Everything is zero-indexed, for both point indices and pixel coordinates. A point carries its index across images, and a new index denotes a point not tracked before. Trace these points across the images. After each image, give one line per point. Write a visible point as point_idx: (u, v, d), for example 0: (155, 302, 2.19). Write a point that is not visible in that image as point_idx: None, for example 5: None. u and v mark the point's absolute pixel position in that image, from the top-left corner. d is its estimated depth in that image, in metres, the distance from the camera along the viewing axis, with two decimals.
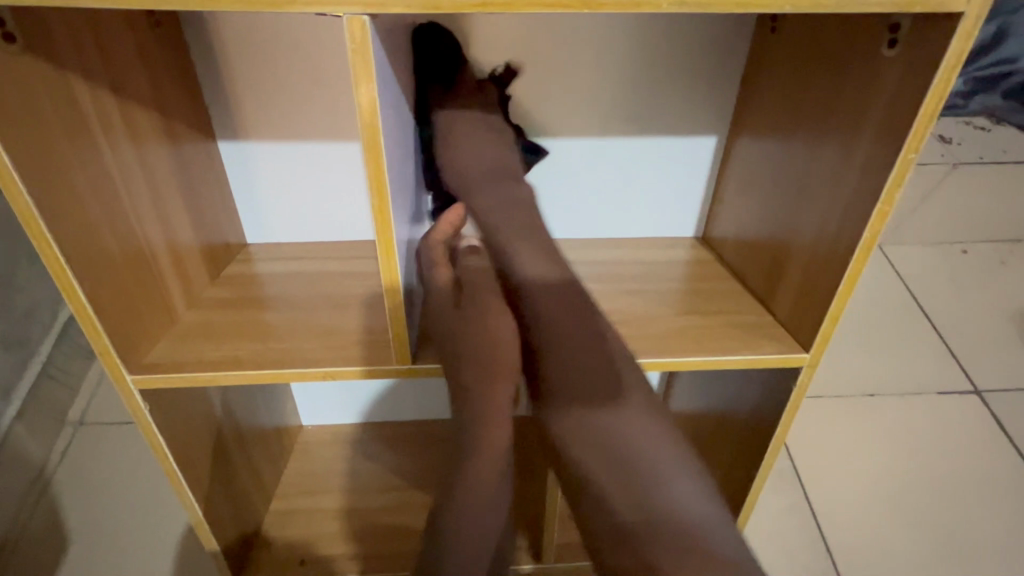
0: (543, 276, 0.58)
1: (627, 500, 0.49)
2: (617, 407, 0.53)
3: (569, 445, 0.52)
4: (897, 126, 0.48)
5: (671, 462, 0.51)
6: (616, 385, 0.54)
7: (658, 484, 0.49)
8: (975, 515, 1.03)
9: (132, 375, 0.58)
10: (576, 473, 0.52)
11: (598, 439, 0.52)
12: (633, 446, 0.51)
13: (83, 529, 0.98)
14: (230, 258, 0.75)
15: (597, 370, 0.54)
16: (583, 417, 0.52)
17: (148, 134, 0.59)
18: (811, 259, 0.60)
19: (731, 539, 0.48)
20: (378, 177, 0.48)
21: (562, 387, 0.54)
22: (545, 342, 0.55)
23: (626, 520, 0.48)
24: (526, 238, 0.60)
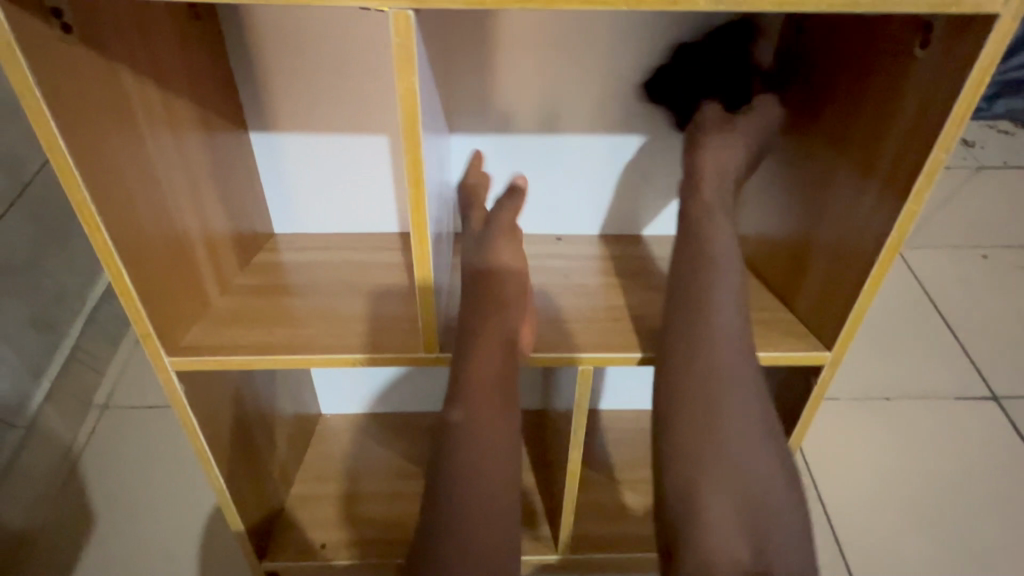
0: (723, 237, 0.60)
1: (741, 538, 0.51)
2: (748, 438, 0.54)
3: (692, 465, 0.53)
4: (926, 127, 0.49)
5: (786, 506, 0.53)
6: (750, 424, 0.55)
7: (774, 524, 0.52)
8: (991, 521, 1.03)
9: (169, 356, 0.60)
10: (688, 442, 0.54)
11: (721, 467, 0.53)
12: (742, 429, 0.54)
13: (111, 508, 1.01)
14: (258, 247, 0.77)
15: (739, 399, 0.55)
16: (705, 388, 0.55)
17: (186, 121, 0.61)
18: (835, 258, 0.60)
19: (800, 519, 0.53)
20: (416, 164, 0.50)
21: (695, 408, 0.55)
22: (705, 371, 0.55)
23: (731, 508, 0.52)
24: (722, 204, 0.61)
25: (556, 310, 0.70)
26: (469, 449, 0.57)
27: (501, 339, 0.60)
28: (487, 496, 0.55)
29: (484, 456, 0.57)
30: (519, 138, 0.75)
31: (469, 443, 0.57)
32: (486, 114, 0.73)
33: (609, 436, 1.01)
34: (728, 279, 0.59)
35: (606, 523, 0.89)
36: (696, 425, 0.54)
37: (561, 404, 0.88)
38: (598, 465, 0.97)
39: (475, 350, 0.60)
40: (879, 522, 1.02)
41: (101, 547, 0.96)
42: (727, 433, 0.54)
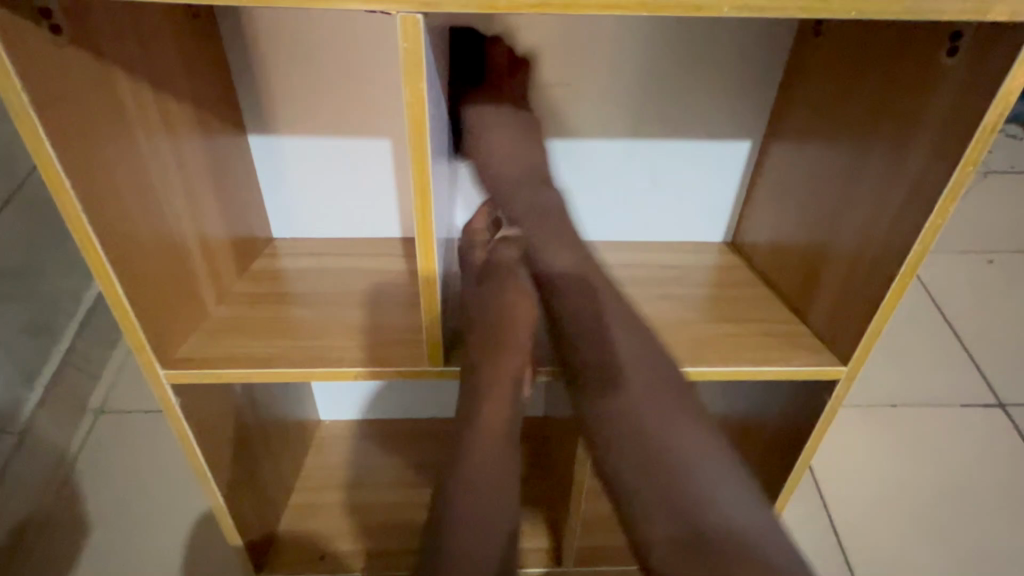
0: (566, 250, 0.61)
1: (663, 502, 0.48)
2: (654, 408, 0.53)
3: (608, 442, 0.53)
4: (953, 139, 0.47)
5: (712, 464, 0.49)
6: (648, 396, 0.53)
7: (704, 485, 0.48)
8: (1000, 532, 1.01)
9: (164, 369, 0.58)
10: (614, 459, 0.52)
11: (627, 440, 0.52)
12: (664, 439, 0.51)
13: (105, 514, 0.99)
14: (257, 253, 0.75)
15: (634, 373, 0.54)
16: (609, 401, 0.54)
17: (183, 124, 0.59)
18: (852, 270, 0.58)
19: (778, 541, 0.46)
20: (422, 175, 0.48)
21: (607, 419, 0.53)
22: (603, 382, 0.55)
23: (662, 524, 0.47)
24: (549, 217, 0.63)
25: None
26: (469, 473, 0.56)
27: (512, 344, 0.60)
28: (483, 515, 0.54)
29: (484, 480, 0.56)
30: None
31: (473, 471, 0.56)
32: None
33: None
34: (556, 261, 0.61)
35: (611, 535, 0.88)
36: (614, 435, 0.52)
37: (565, 413, 0.86)
38: None
39: (492, 357, 0.60)
40: (887, 533, 1.01)
41: (95, 556, 0.94)
42: (648, 440, 0.51)
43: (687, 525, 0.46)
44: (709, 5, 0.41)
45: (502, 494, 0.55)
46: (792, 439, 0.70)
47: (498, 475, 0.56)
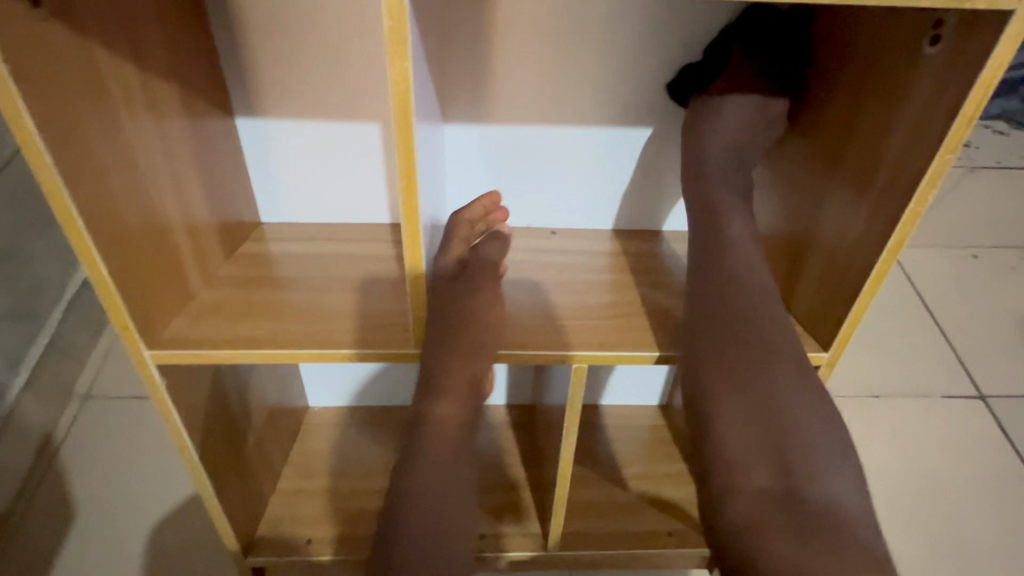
0: (738, 239, 0.61)
1: (773, 472, 0.51)
2: (790, 385, 0.54)
3: (733, 407, 0.54)
4: (933, 126, 0.48)
5: (830, 446, 0.52)
6: (792, 377, 0.54)
7: (820, 465, 0.51)
8: (975, 519, 1.04)
9: (149, 350, 0.58)
10: (725, 425, 0.53)
11: (757, 410, 0.53)
12: (784, 413, 0.53)
13: (92, 499, 0.99)
14: (244, 237, 0.75)
15: (774, 348, 0.56)
16: (743, 372, 0.54)
17: (167, 105, 0.58)
18: (834, 258, 0.59)
19: (873, 528, 0.49)
20: (407, 157, 0.48)
21: (729, 385, 0.54)
22: (742, 355, 0.55)
23: (763, 489, 0.51)
24: (734, 202, 0.64)
25: (550, 306, 0.69)
26: (421, 472, 0.57)
27: (473, 350, 0.61)
28: (430, 513, 0.56)
29: (439, 478, 0.57)
30: (514, 129, 0.73)
31: (423, 471, 0.57)
32: (481, 103, 0.71)
33: (601, 433, 1.00)
34: (739, 233, 0.62)
35: (597, 520, 0.89)
36: (744, 402, 0.53)
37: (554, 400, 0.87)
38: (591, 461, 0.96)
39: (449, 359, 0.60)
40: None
41: (82, 540, 0.94)
42: (777, 413, 0.53)
43: (793, 496, 0.50)
44: None
45: (452, 495, 0.57)
46: None
47: (449, 475, 0.58)
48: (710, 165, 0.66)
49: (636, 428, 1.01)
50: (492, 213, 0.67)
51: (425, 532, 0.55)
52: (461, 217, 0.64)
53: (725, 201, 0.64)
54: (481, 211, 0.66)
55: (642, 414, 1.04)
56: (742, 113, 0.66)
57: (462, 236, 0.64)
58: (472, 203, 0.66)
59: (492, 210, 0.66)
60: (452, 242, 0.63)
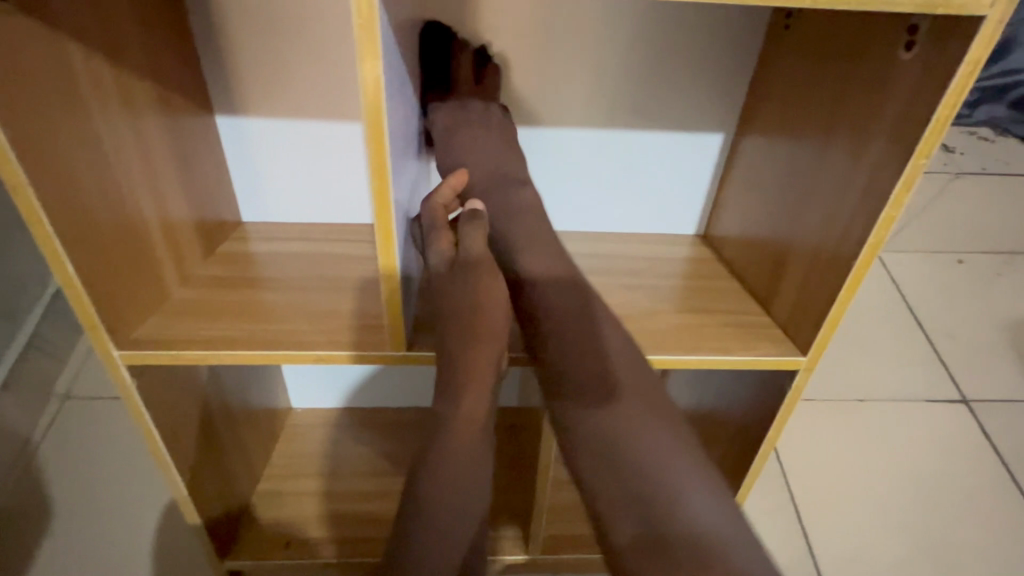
0: (539, 276, 0.59)
1: (632, 511, 0.50)
2: (636, 417, 0.53)
3: (587, 451, 0.53)
4: (908, 131, 0.48)
5: (681, 470, 0.50)
6: (638, 411, 0.54)
7: (677, 493, 0.49)
8: (957, 524, 1.04)
9: (119, 351, 0.57)
10: (587, 468, 0.53)
11: (605, 451, 0.52)
12: (635, 447, 0.52)
13: (69, 501, 0.97)
14: (224, 236, 0.74)
15: (608, 376, 0.55)
16: (591, 410, 0.54)
17: (143, 102, 0.57)
18: (814, 262, 0.59)
19: (748, 551, 0.47)
20: (381, 158, 0.47)
21: (582, 428, 0.54)
22: (583, 396, 0.55)
23: (626, 528, 0.49)
24: (537, 241, 0.62)
25: None
26: (437, 477, 0.57)
27: (489, 338, 0.57)
28: (451, 516, 0.58)
29: (462, 480, 0.58)
30: None
31: (440, 476, 0.57)
32: None
33: None
34: (535, 266, 0.60)
35: (581, 523, 0.88)
36: (594, 443, 0.53)
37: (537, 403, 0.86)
38: None
39: (466, 356, 0.57)
40: (851, 524, 1.03)
41: (58, 542, 0.93)
42: (627, 449, 0.52)
43: (653, 530, 0.48)
44: None
45: (469, 497, 0.58)
46: (755, 429, 0.71)
47: (467, 478, 0.58)
48: (515, 198, 0.65)
49: None
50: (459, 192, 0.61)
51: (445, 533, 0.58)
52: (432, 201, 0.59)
53: (515, 231, 0.62)
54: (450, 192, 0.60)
55: None
56: (477, 132, 0.69)
57: (442, 223, 0.58)
58: (439, 185, 0.60)
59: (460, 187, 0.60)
60: (435, 235, 0.58)
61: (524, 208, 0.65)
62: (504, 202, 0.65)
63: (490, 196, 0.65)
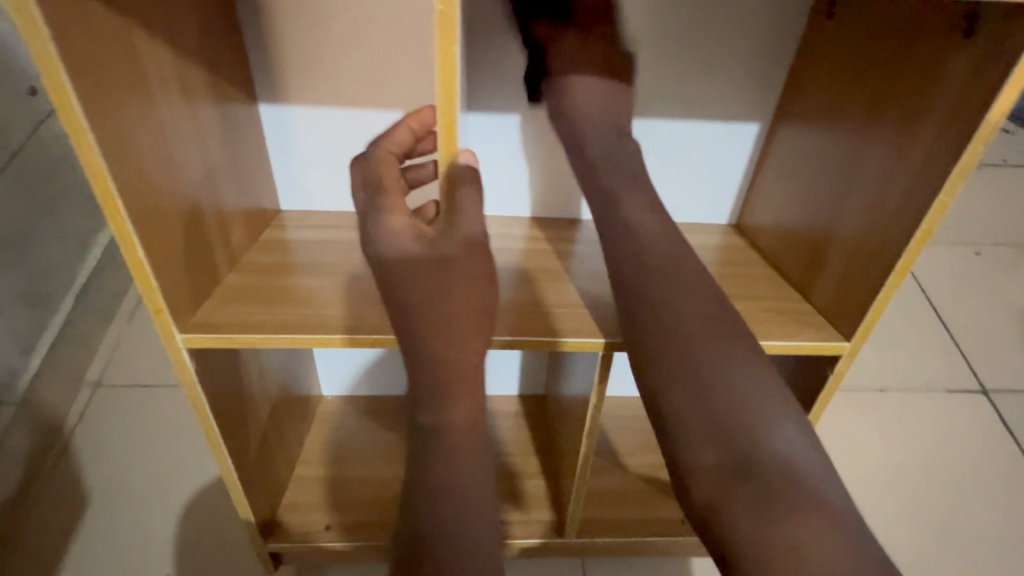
0: (643, 226, 0.57)
1: (719, 438, 0.50)
2: (727, 351, 0.52)
3: (673, 384, 0.52)
4: (965, 118, 0.49)
5: (767, 405, 0.51)
6: (731, 348, 0.53)
7: (765, 423, 0.50)
8: (980, 512, 1.05)
9: (180, 334, 0.58)
10: (676, 403, 0.52)
11: (695, 382, 0.51)
12: (725, 380, 0.51)
13: (105, 485, 0.99)
14: (267, 223, 0.75)
15: (696, 313, 0.54)
16: (682, 347, 0.53)
17: (197, 87, 0.58)
18: (859, 248, 0.60)
19: (831, 482, 0.48)
20: (450, 144, 0.48)
21: (675, 359, 0.52)
22: (677, 331, 0.53)
23: (716, 461, 0.49)
24: (631, 187, 0.60)
25: (573, 293, 0.69)
26: (443, 457, 0.54)
27: (474, 313, 0.52)
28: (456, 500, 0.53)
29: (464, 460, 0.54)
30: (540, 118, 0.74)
31: (445, 454, 0.54)
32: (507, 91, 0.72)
33: (613, 423, 1.02)
34: (634, 216, 0.58)
35: (612, 509, 0.89)
36: (685, 378, 0.52)
37: (570, 390, 0.87)
38: (605, 451, 0.97)
39: (441, 308, 0.51)
40: (874, 512, 1.04)
41: (95, 526, 0.94)
42: (719, 382, 0.51)
43: (739, 456, 0.49)
44: None
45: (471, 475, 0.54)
46: (791, 415, 0.72)
47: (461, 458, 0.54)
48: (619, 150, 0.62)
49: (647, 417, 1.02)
50: (424, 135, 0.55)
51: (456, 496, 0.54)
52: (383, 148, 0.53)
53: (629, 197, 0.59)
54: (404, 143, 0.54)
55: None
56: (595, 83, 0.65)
57: (392, 181, 0.53)
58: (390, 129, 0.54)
59: (421, 132, 0.54)
60: (392, 203, 0.51)
61: (625, 156, 0.62)
62: (609, 159, 0.61)
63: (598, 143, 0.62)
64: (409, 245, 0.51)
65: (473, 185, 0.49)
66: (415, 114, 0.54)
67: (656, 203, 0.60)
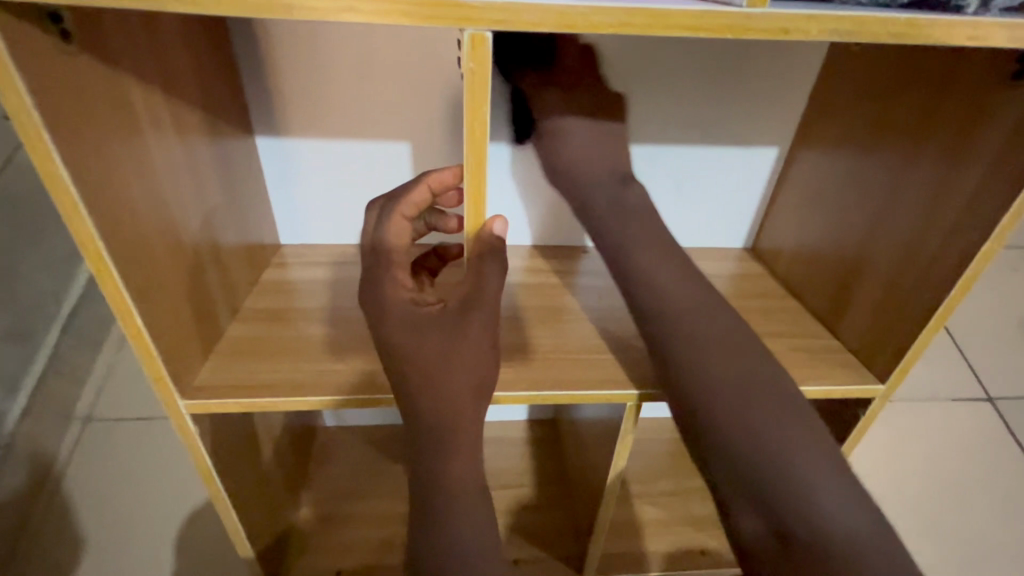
0: (663, 282, 0.54)
1: (758, 495, 0.48)
2: (770, 409, 0.50)
3: (710, 433, 0.50)
4: (1017, 163, 0.46)
5: (812, 461, 0.48)
6: (775, 404, 0.50)
7: (807, 478, 0.47)
8: (994, 526, 1.03)
9: (184, 401, 0.54)
10: (716, 463, 0.50)
11: (729, 431, 0.49)
12: (766, 441, 0.48)
13: (100, 529, 0.94)
14: (266, 263, 0.71)
15: (735, 368, 0.51)
16: (723, 403, 0.50)
17: (192, 130, 0.53)
18: (895, 287, 0.58)
19: (881, 552, 0.45)
20: (477, 203, 0.44)
21: (715, 416, 0.50)
22: (717, 388, 0.50)
23: (755, 528, 0.48)
24: (648, 241, 0.56)
25: (595, 332, 0.66)
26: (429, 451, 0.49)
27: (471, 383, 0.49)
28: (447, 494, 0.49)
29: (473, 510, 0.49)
30: None
31: (433, 451, 0.49)
32: None
33: None
34: (655, 271, 0.54)
35: (631, 540, 0.87)
36: (727, 438, 0.49)
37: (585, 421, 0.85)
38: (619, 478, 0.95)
39: (448, 377, 0.48)
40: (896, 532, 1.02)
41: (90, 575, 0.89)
42: (764, 443, 0.48)
43: (780, 520, 0.47)
44: (797, 27, 0.36)
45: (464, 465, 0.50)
46: None
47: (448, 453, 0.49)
48: (623, 197, 0.57)
49: (659, 440, 1.01)
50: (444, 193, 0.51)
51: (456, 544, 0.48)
52: (398, 213, 0.50)
53: (642, 252, 0.55)
54: (423, 203, 0.50)
55: (664, 426, 1.03)
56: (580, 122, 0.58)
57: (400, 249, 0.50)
58: (412, 185, 0.50)
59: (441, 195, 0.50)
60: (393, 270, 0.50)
61: (635, 206, 0.57)
62: (608, 207, 0.56)
63: (595, 186, 0.57)
64: (417, 316, 0.49)
65: (494, 263, 0.46)
66: (439, 176, 0.49)
67: (677, 254, 0.56)
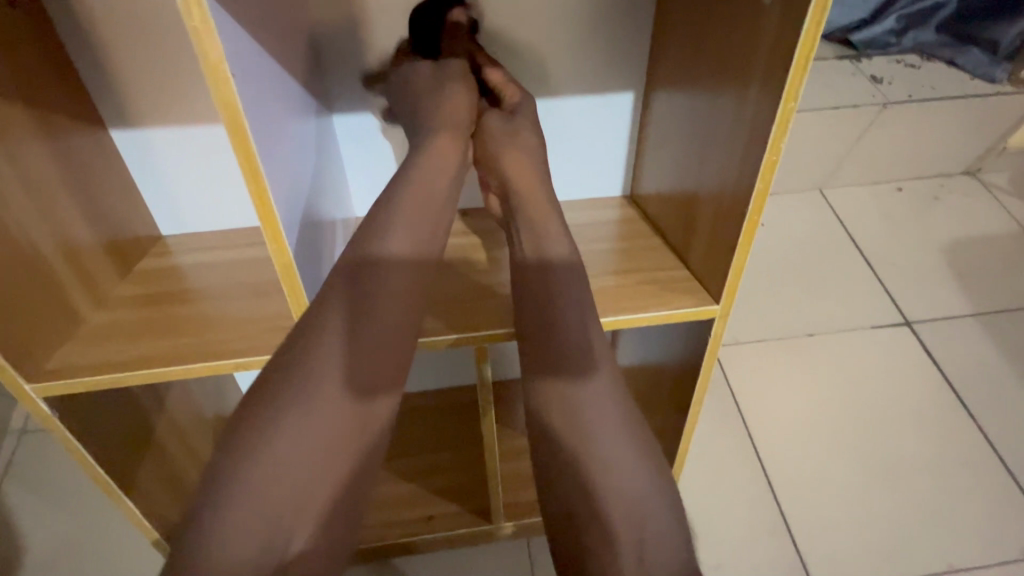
0: (566, 302, 0.56)
1: (584, 500, 0.51)
2: (614, 429, 0.53)
3: (552, 441, 0.54)
4: (775, 75, 0.49)
5: (647, 483, 0.51)
6: (622, 424, 0.53)
7: (622, 484, 0.51)
8: (904, 435, 1.11)
9: (31, 383, 0.57)
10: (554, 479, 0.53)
11: (575, 452, 0.52)
12: (605, 463, 0.52)
13: (38, 532, 0.97)
14: (143, 252, 0.72)
15: (595, 388, 0.54)
16: (570, 424, 0.53)
17: (20, 131, 0.55)
18: (718, 210, 0.61)
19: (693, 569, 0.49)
20: (254, 174, 0.47)
21: (565, 433, 0.53)
22: (573, 408, 0.53)
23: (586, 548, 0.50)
24: (560, 262, 0.58)
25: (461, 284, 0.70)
26: (267, 464, 0.47)
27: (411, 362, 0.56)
28: (279, 528, 0.46)
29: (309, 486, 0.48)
30: None
31: (293, 453, 0.48)
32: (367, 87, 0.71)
33: None
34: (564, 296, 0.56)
35: None
36: (570, 453, 0.53)
37: None
38: None
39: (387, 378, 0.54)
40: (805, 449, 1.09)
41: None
42: (607, 463, 0.52)
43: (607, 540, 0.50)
44: None
45: (320, 490, 0.49)
46: (687, 378, 0.74)
47: (299, 479, 0.48)
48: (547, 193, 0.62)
49: None
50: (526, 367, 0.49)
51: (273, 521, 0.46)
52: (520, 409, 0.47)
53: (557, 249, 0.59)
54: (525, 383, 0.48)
55: None
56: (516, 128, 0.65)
57: None
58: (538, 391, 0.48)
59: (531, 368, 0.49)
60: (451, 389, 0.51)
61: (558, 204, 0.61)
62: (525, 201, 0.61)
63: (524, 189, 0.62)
64: None
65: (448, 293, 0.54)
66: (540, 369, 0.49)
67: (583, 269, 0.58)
